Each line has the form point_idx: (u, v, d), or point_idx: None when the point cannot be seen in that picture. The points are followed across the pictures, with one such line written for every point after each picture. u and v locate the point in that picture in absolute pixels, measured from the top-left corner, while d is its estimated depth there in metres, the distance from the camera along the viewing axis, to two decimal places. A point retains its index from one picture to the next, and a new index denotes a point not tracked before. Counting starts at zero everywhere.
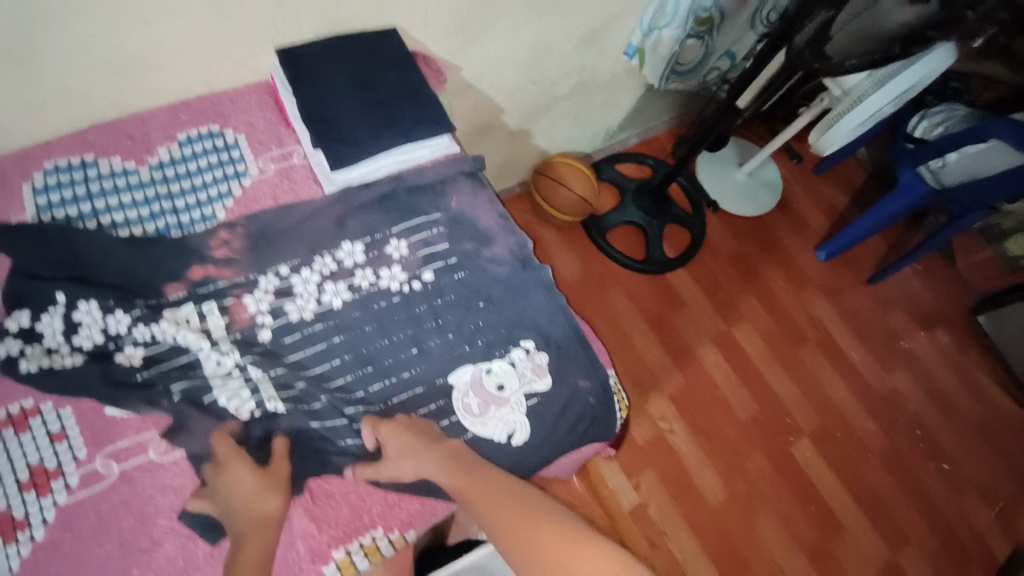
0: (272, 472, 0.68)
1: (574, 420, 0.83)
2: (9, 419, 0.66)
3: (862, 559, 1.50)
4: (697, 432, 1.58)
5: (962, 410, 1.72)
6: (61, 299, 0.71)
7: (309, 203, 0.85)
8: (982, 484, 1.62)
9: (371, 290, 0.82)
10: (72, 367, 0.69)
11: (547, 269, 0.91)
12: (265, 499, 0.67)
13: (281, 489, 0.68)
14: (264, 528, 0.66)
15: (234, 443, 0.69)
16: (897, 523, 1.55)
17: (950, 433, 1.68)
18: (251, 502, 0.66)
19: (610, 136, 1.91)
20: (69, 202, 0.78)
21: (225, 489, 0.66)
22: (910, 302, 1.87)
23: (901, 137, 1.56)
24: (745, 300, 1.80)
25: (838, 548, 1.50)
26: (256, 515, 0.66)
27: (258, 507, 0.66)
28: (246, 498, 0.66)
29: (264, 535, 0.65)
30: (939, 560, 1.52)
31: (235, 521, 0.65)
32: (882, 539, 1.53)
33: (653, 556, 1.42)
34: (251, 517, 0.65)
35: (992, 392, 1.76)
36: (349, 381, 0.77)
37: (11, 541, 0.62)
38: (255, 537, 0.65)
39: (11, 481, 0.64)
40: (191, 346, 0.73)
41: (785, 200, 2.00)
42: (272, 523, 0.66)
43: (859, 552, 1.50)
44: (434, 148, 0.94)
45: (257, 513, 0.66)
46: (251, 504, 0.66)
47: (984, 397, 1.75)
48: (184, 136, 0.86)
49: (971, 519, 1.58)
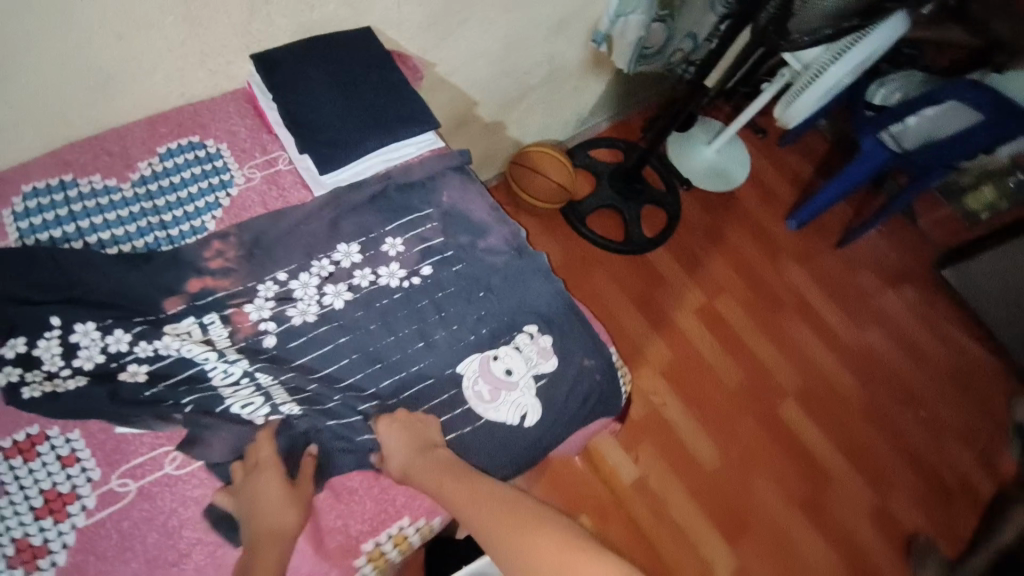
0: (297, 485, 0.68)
1: (582, 397, 0.85)
2: (16, 448, 0.65)
3: (853, 507, 1.57)
4: (688, 403, 1.63)
5: (933, 358, 1.82)
6: (57, 322, 0.70)
7: (299, 208, 0.85)
8: (956, 425, 1.72)
9: (371, 289, 0.83)
10: (75, 390, 0.67)
11: (542, 255, 0.93)
12: (285, 513, 0.65)
13: (300, 507, 0.67)
14: (275, 543, 0.63)
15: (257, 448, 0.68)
16: (881, 469, 1.63)
17: (922, 380, 1.78)
18: (274, 516, 0.64)
19: (582, 123, 1.93)
20: (53, 224, 0.76)
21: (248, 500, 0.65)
22: (877, 261, 1.97)
23: (862, 105, 1.64)
24: (723, 272, 1.86)
25: (829, 499, 1.57)
26: (272, 528, 0.64)
27: (273, 521, 0.64)
28: (267, 511, 0.64)
29: (274, 551, 0.63)
30: (924, 499, 1.60)
31: (253, 531, 0.63)
32: (870, 486, 1.60)
33: (656, 525, 1.47)
34: (269, 529, 0.64)
35: (960, 339, 1.86)
36: (360, 379, 0.78)
37: (34, 569, 0.62)
38: (265, 553, 0.62)
39: (25, 509, 0.63)
40: (196, 359, 0.72)
41: (754, 173, 2.07)
42: (284, 539, 0.64)
43: (849, 500, 1.58)
44: (419, 145, 0.96)
45: (275, 527, 0.64)
46: (270, 517, 0.64)
47: (952, 344, 1.85)
48: (164, 149, 0.85)
49: (950, 458, 1.67)
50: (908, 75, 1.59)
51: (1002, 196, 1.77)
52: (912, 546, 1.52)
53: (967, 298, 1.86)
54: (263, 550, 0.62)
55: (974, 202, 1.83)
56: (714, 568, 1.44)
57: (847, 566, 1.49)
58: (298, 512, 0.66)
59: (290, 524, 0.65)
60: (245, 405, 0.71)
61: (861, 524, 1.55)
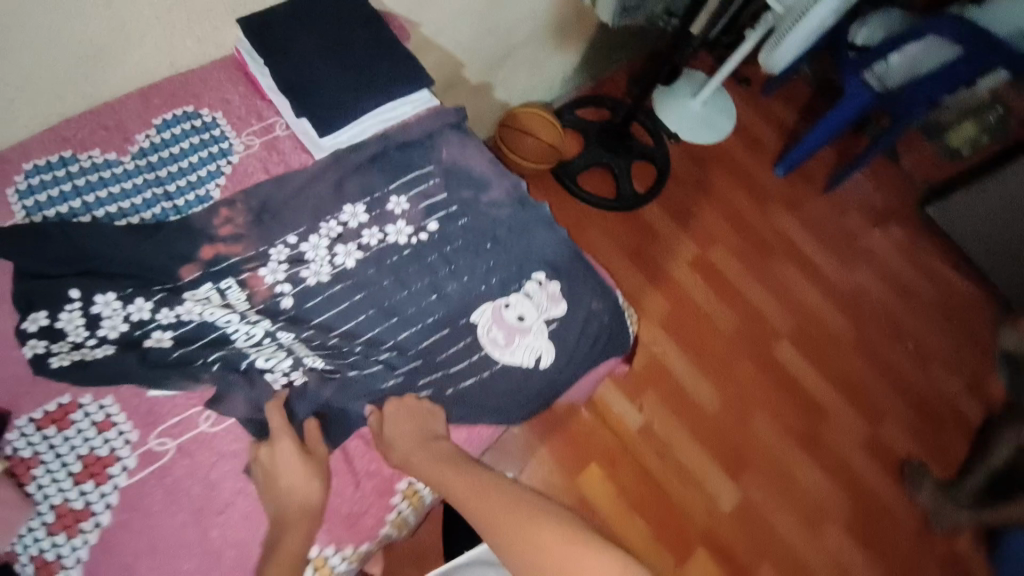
0: (314, 454, 0.69)
1: (593, 336, 0.89)
2: (49, 417, 0.67)
3: (848, 437, 1.64)
4: (688, 351, 1.68)
5: (918, 293, 1.88)
6: (76, 294, 0.71)
7: (302, 172, 0.86)
8: (944, 355, 1.79)
9: (381, 246, 0.85)
10: (103, 357, 0.69)
11: (544, 205, 0.95)
12: (310, 484, 0.67)
13: (322, 476, 0.68)
14: (303, 513, 0.65)
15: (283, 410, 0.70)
16: (874, 400, 1.70)
17: (910, 314, 1.84)
18: (297, 489, 0.66)
19: (567, 81, 1.92)
20: (58, 200, 0.76)
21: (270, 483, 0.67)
22: (863, 202, 2.01)
23: (845, 46, 1.66)
24: (714, 222, 1.89)
25: (826, 431, 1.64)
26: (299, 505, 0.65)
27: (298, 494, 0.66)
28: (291, 484, 0.66)
29: (303, 525, 0.65)
30: (915, 426, 1.68)
31: (282, 508, 0.65)
32: (864, 417, 1.67)
33: (663, 466, 1.52)
34: (297, 502, 0.66)
35: (945, 274, 1.92)
36: (378, 333, 0.81)
37: (77, 533, 0.64)
38: (295, 528, 0.64)
39: (66, 474, 0.65)
40: (218, 322, 0.74)
41: (740, 123, 2.08)
42: (310, 514, 0.66)
43: (845, 431, 1.65)
44: (414, 104, 0.95)
45: (300, 501, 0.66)
46: (294, 490, 0.66)
47: (937, 279, 1.91)
48: (160, 120, 0.84)
49: (939, 386, 1.74)
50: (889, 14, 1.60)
51: (981, 130, 1.83)
52: (906, 468, 1.60)
53: (952, 234, 1.92)
54: (292, 522, 0.64)
55: (956, 139, 1.88)
56: (720, 503, 1.51)
57: (846, 493, 1.57)
58: (320, 481, 0.68)
59: (314, 495, 0.67)
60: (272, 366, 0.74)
61: (856, 453, 1.62)
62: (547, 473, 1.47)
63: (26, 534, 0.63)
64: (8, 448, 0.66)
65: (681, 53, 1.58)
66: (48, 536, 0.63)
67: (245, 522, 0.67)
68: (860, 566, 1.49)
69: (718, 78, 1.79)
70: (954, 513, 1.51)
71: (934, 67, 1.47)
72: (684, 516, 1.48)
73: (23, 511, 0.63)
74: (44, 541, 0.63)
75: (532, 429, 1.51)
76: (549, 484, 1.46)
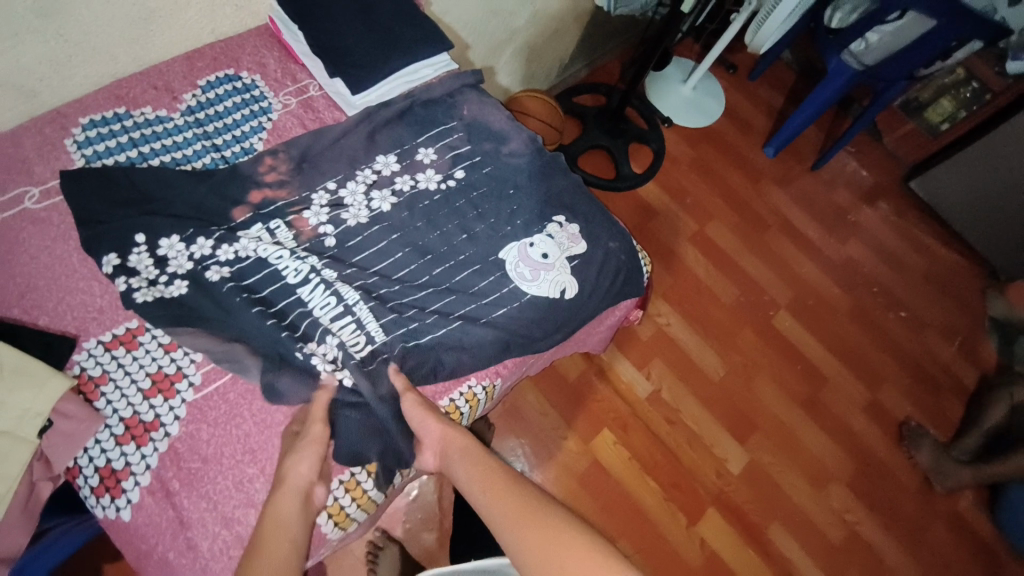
0: (309, 437, 0.70)
1: (612, 273, 0.95)
2: (118, 339, 0.73)
3: (848, 401, 1.60)
4: (691, 320, 1.65)
5: (909, 263, 1.87)
6: (142, 239, 0.78)
7: (337, 125, 0.93)
8: (940, 323, 1.77)
9: (413, 192, 0.91)
10: (180, 296, 0.75)
11: (558, 156, 1.03)
12: (291, 464, 0.68)
13: (314, 459, 0.69)
14: (287, 491, 0.66)
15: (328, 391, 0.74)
16: (870, 365, 1.66)
17: (901, 284, 1.82)
18: (282, 466, 0.68)
19: (564, 68, 2.00)
20: (115, 149, 0.84)
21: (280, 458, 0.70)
22: (850, 180, 2.01)
23: (822, 30, 1.66)
24: (711, 201, 1.87)
25: (825, 396, 1.60)
26: (283, 479, 0.67)
27: (287, 472, 0.67)
28: (287, 464, 0.68)
29: (291, 501, 0.66)
30: (913, 390, 1.65)
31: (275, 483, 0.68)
32: (861, 382, 1.63)
33: (673, 433, 1.47)
34: (278, 478, 0.67)
35: (933, 246, 1.92)
36: (414, 269, 0.86)
37: (148, 442, 0.69)
38: (281, 500, 0.66)
39: (137, 389, 0.71)
40: (272, 258, 0.80)
41: (729, 107, 2.08)
42: (296, 493, 0.67)
43: (844, 394, 1.61)
44: (436, 67, 1.03)
45: (286, 477, 0.67)
46: (284, 469, 0.67)
47: (925, 251, 1.91)
48: (204, 82, 0.92)
49: (934, 351, 1.72)
50: None
51: (960, 105, 1.87)
52: (904, 431, 1.56)
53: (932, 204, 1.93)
54: (281, 495, 0.66)
55: (935, 115, 1.92)
56: (729, 466, 1.45)
57: (849, 453, 1.53)
58: (309, 463, 0.68)
59: (299, 476, 0.67)
60: (325, 365, 0.76)
61: (857, 419, 1.58)
62: (561, 439, 1.42)
63: (93, 447, 0.69)
64: (77, 368, 0.71)
65: (670, 38, 1.54)
66: (117, 446, 0.69)
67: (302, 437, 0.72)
68: (867, 527, 1.44)
69: (708, 62, 1.80)
70: (956, 472, 1.47)
71: (909, 44, 1.48)
72: (694, 479, 1.42)
73: (92, 424, 0.69)
74: (113, 452, 0.69)
75: (543, 392, 1.46)
76: (563, 449, 1.41)
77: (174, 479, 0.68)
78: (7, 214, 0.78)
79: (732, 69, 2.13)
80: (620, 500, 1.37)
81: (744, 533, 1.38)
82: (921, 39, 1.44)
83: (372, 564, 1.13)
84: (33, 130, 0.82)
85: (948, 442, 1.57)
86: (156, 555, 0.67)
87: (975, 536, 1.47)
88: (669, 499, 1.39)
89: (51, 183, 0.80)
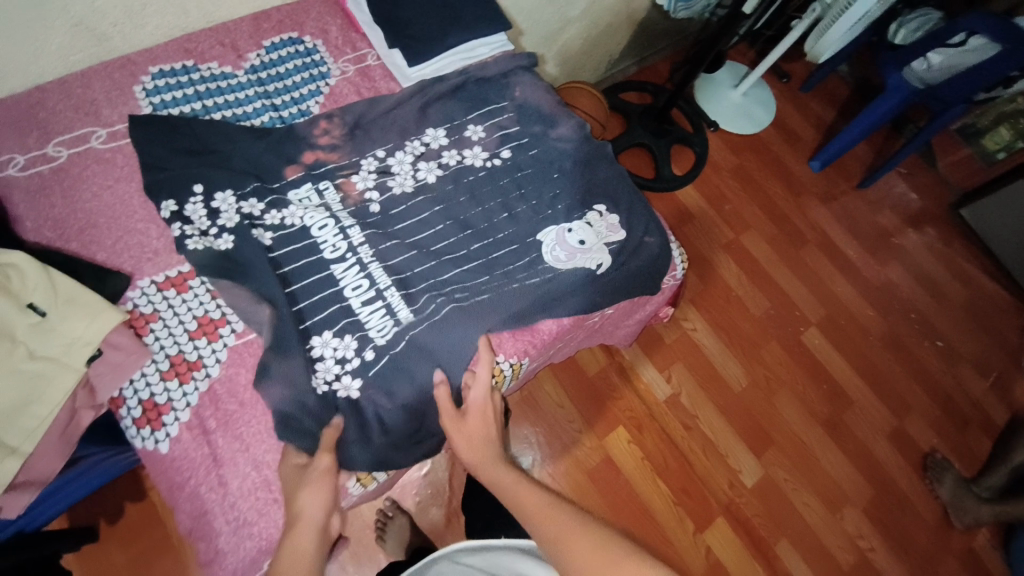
0: (318, 469, 0.69)
1: (645, 266, 0.94)
2: (169, 282, 0.77)
3: (873, 427, 1.55)
4: (719, 329, 1.61)
5: (949, 294, 1.77)
6: (199, 189, 0.81)
7: (392, 95, 0.95)
8: (976, 358, 1.69)
9: (459, 167, 0.93)
10: (228, 249, 0.78)
11: (604, 145, 1.03)
12: (305, 500, 0.67)
13: (324, 492, 0.68)
14: (303, 527, 0.65)
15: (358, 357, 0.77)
16: (900, 394, 1.60)
17: (943, 315, 1.74)
18: (302, 501, 0.67)
19: (613, 64, 1.98)
20: (180, 100, 0.87)
21: (295, 491, 0.68)
22: (897, 203, 1.90)
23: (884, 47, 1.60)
24: (750, 210, 1.81)
25: (849, 419, 1.55)
26: (298, 518, 0.66)
27: (301, 507, 0.67)
28: (299, 500, 0.67)
29: (308, 535, 0.65)
30: (940, 423, 1.59)
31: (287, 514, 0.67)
32: (890, 410, 1.58)
33: (688, 439, 1.45)
34: (290, 515, 0.66)
35: (980, 280, 1.81)
36: (454, 242, 0.87)
37: (190, 380, 0.73)
38: (295, 535, 0.65)
39: (184, 329, 0.75)
40: (317, 226, 0.83)
41: (778, 117, 2.00)
42: (311, 528, 0.65)
43: (869, 420, 1.55)
44: (492, 46, 1.04)
45: (302, 515, 0.66)
46: (294, 502, 0.67)
47: (972, 284, 1.80)
48: (269, 43, 0.95)
49: (967, 387, 1.65)
50: (928, 12, 1.53)
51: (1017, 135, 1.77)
52: (929, 462, 1.50)
53: (982, 236, 1.83)
54: (297, 531, 0.65)
55: (991, 143, 1.82)
56: (741, 478, 1.43)
57: (869, 481, 1.48)
58: (321, 496, 0.68)
59: (312, 510, 0.66)
60: (324, 380, 0.74)
61: (881, 448, 1.53)
62: (574, 432, 1.41)
63: (139, 379, 0.73)
64: (130, 305, 0.75)
65: (725, 42, 1.49)
66: (161, 381, 0.72)
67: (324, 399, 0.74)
68: (880, 555, 1.40)
69: (763, 68, 1.73)
70: (976, 509, 1.40)
71: (970, 68, 1.41)
72: (705, 486, 1.41)
73: (140, 357, 0.73)
74: (158, 386, 0.72)
75: (561, 383, 1.46)
76: (577, 442, 1.40)
77: (211, 418, 0.72)
78: (74, 151, 0.82)
79: (785, 78, 2.04)
80: (626, 499, 1.36)
81: (750, 546, 1.36)
82: (983, 64, 1.37)
83: (380, 531, 1.15)
84: (103, 74, 0.86)
85: (969, 478, 1.51)
86: (188, 488, 0.71)
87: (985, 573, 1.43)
88: (677, 505, 1.37)
89: (117, 127, 0.84)
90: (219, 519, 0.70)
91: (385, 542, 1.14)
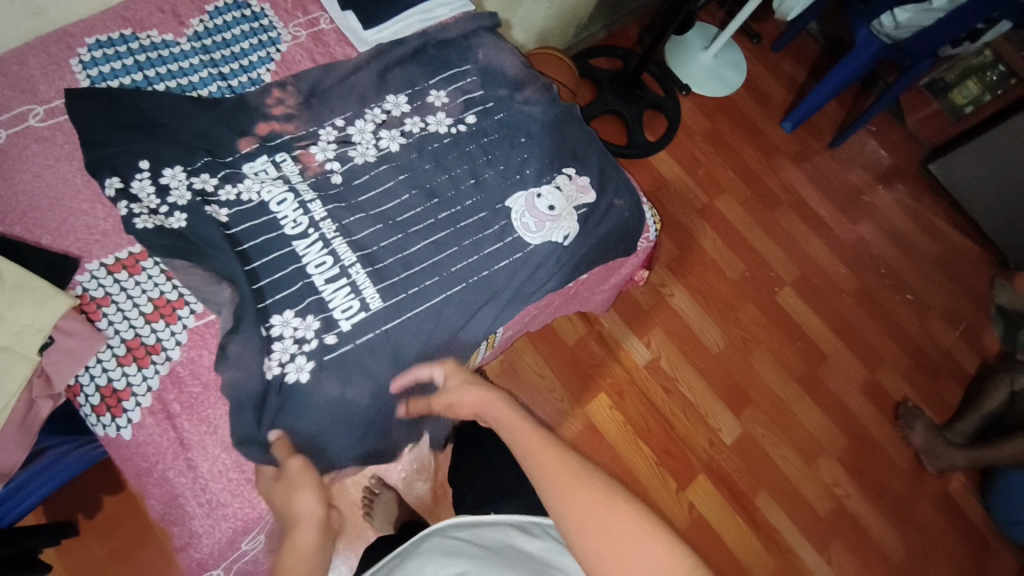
0: (290, 473, 0.67)
1: (615, 230, 0.93)
2: (120, 263, 0.73)
3: (847, 381, 1.59)
4: (696, 294, 1.62)
5: (919, 248, 1.81)
6: (145, 166, 0.77)
7: (348, 61, 0.91)
8: (945, 308, 1.73)
9: (422, 134, 0.89)
10: (181, 229, 0.75)
11: (571, 107, 1.00)
12: (298, 500, 0.64)
13: (317, 488, 0.66)
14: (304, 525, 0.62)
15: (325, 334, 0.75)
16: (872, 347, 1.64)
17: (912, 268, 1.77)
18: (292, 501, 0.64)
19: (583, 29, 1.94)
20: (120, 72, 0.82)
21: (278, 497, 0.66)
22: (868, 160, 1.91)
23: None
24: (724, 173, 1.80)
25: (824, 374, 1.58)
26: (293, 516, 0.63)
27: (295, 508, 0.63)
28: (288, 504, 0.64)
29: (310, 534, 0.61)
30: (911, 373, 1.63)
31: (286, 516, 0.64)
32: (862, 363, 1.62)
33: (669, 402, 1.47)
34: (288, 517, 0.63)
35: (948, 232, 1.85)
36: (421, 211, 0.84)
37: (150, 364, 0.70)
38: (298, 533, 0.61)
39: (139, 312, 0.72)
40: (276, 202, 0.79)
41: (749, 78, 1.98)
42: (312, 522, 0.62)
43: (842, 375, 1.59)
44: (452, 7, 1.01)
45: (297, 512, 0.63)
46: (292, 505, 0.64)
47: (941, 237, 1.84)
48: (213, 9, 0.89)
49: (937, 337, 1.69)
50: None
51: (985, 89, 1.80)
52: (900, 411, 1.55)
53: (952, 191, 1.84)
54: (297, 530, 0.61)
55: (959, 97, 1.84)
56: (721, 436, 1.46)
57: (844, 432, 1.52)
58: (316, 492, 0.65)
59: (310, 506, 0.63)
60: (286, 360, 0.73)
61: (855, 401, 1.57)
62: (558, 402, 1.42)
63: (95, 365, 0.70)
64: (80, 289, 0.72)
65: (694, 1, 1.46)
66: (119, 366, 0.70)
67: (291, 380, 0.72)
68: (855, 501, 1.45)
69: (732, 28, 1.70)
70: (948, 454, 1.46)
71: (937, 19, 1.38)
72: (686, 448, 1.43)
73: (95, 342, 0.70)
74: (115, 371, 0.70)
75: (541, 354, 1.46)
76: (560, 411, 1.41)
77: (175, 402, 0.70)
78: (11, 131, 0.77)
79: (755, 38, 2.01)
80: (611, 463, 1.38)
81: (732, 501, 1.39)
82: (948, 13, 1.35)
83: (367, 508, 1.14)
84: (38, 48, 0.81)
85: (943, 425, 1.56)
86: (157, 473, 0.69)
87: (964, 518, 1.49)
88: (661, 467, 1.40)
89: (55, 103, 0.79)
90: (191, 502, 0.68)
91: (373, 518, 1.09)
